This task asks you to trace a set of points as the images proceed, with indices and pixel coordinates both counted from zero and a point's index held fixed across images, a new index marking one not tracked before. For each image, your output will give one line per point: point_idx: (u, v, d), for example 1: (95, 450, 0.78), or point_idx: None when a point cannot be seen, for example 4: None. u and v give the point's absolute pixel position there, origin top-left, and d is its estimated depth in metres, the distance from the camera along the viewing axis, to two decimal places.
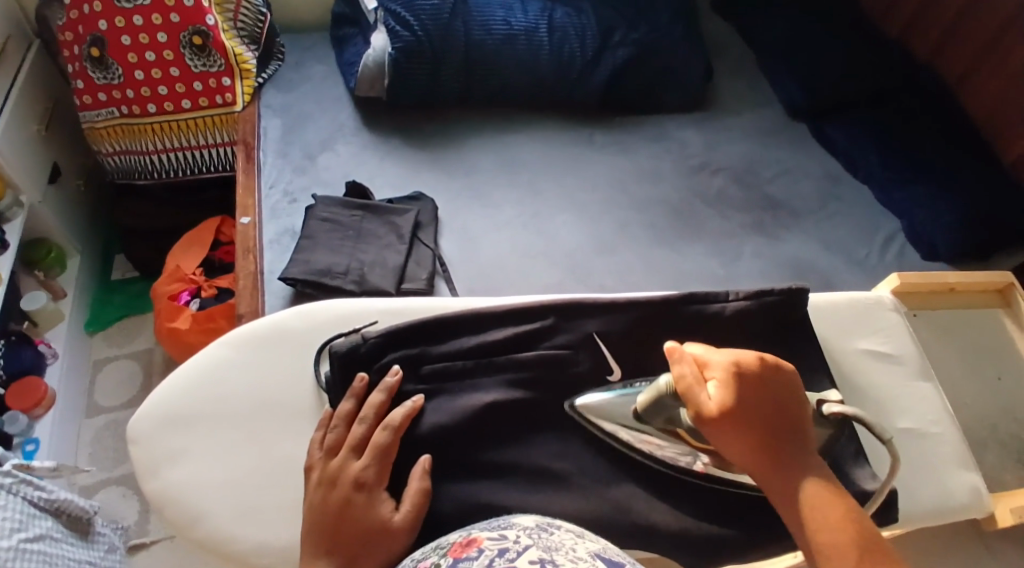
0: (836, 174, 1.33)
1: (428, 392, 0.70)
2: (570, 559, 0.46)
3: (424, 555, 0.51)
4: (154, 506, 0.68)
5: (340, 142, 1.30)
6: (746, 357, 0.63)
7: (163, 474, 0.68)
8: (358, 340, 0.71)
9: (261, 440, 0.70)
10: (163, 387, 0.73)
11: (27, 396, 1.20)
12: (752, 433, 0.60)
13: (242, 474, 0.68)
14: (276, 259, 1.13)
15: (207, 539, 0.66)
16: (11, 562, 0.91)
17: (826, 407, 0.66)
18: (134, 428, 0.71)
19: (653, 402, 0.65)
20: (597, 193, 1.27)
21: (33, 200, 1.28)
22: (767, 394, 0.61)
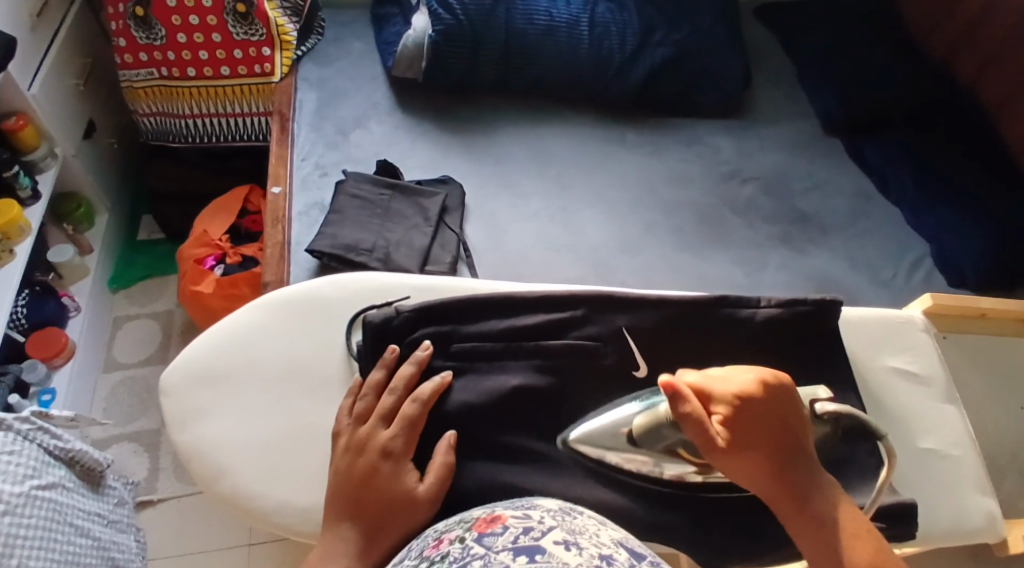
0: (868, 191, 1.32)
1: (456, 369, 0.71)
2: (594, 543, 0.47)
3: (448, 527, 0.52)
4: (180, 458, 0.69)
5: (375, 121, 1.31)
6: (748, 384, 0.61)
7: (192, 427, 0.69)
8: (392, 313, 0.72)
9: (289, 404, 0.70)
10: (198, 342, 0.74)
11: (47, 346, 1.22)
12: (760, 462, 0.59)
13: (268, 434, 0.69)
14: (304, 231, 1.13)
15: (230, 494, 0.67)
16: (22, 508, 0.92)
17: (818, 406, 0.64)
18: (167, 379, 0.72)
19: (651, 428, 0.62)
20: (626, 191, 1.28)
21: (67, 152, 1.29)
22: (772, 422, 0.60)
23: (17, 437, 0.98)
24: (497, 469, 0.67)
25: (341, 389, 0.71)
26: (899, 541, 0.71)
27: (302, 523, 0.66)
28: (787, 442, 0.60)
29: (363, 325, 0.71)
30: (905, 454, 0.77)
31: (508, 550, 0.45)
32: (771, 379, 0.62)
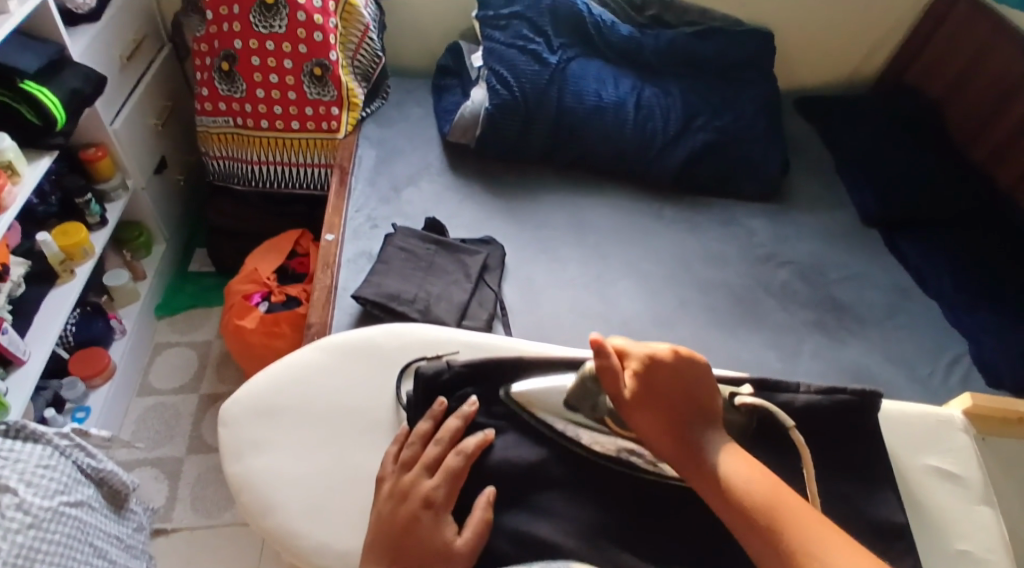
0: (906, 287, 1.34)
1: (498, 427, 0.73)
2: None
3: None
4: (231, 488, 0.72)
5: (427, 180, 1.36)
6: (661, 351, 0.67)
7: (246, 459, 0.72)
8: (443, 366, 0.74)
9: (338, 445, 0.73)
10: (258, 378, 0.77)
11: (89, 364, 1.25)
12: (664, 419, 0.64)
13: (316, 473, 0.71)
14: (350, 277, 1.18)
15: (274, 528, 0.69)
16: (48, 523, 0.90)
17: (737, 398, 0.72)
18: (227, 411, 0.75)
19: (581, 387, 0.70)
20: (663, 267, 1.31)
21: (137, 185, 1.36)
22: (677, 383, 0.65)
23: (55, 451, 0.96)
24: (533, 526, 0.68)
25: (386, 436, 0.74)
26: None
27: (340, 565, 0.67)
28: (687, 404, 0.65)
29: (415, 376, 0.74)
30: (939, 553, 0.77)
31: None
32: (686, 352, 0.68)
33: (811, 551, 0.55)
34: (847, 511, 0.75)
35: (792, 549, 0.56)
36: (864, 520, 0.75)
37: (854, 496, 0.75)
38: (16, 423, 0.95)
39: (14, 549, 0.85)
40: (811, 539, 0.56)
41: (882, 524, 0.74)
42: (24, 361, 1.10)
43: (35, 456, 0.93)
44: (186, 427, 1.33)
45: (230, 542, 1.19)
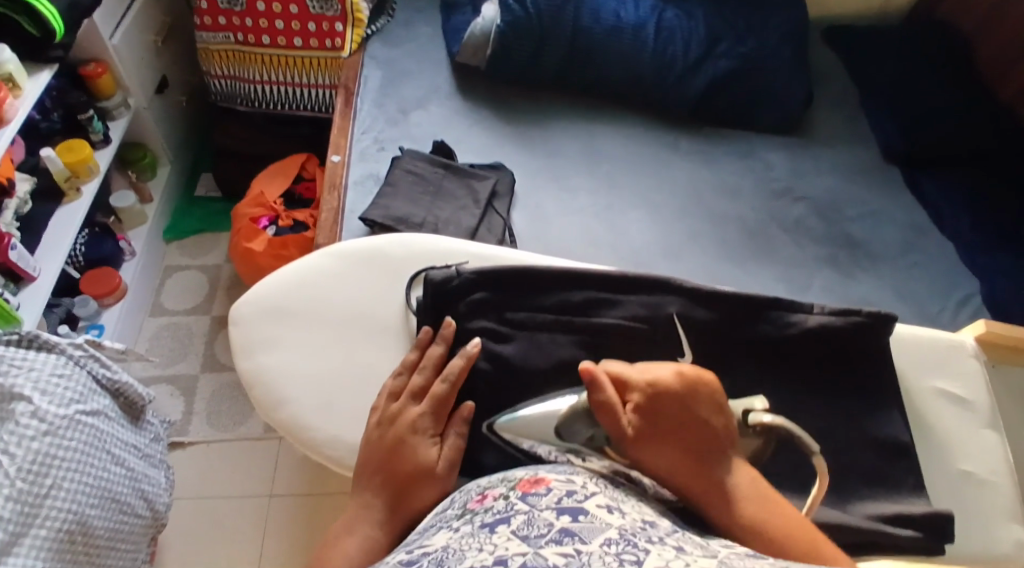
0: (923, 225, 1.32)
1: (507, 334, 0.72)
2: (632, 510, 0.52)
3: (493, 483, 0.58)
4: (245, 384, 0.71)
5: (436, 103, 1.34)
6: (664, 375, 0.62)
7: (257, 355, 0.72)
8: (453, 273, 0.73)
9: (348, 346, 0.72)
10: (269, 279, 0.76)
11: (101, 283, 1.26)
12: (673, 455, 0.58)
13: (328, 371, 0.71)
14: (358, 199, 1.17)
15: (287, 421, 0.69)
16: (64, 430, 0.91)
17: (751, 415, 0.64)
18: (238, 309, 0.74)
19: (572, 418, 0.62)
20: (674, 199, 1.30)
21: (139, 104, 1.34)
22: (684, 412, 0.60)
23: (69, 361, 0.95)
24: None
25: (393, 342, 0.72)
26: (931, 547, 0.71)
27: (352, 457, 0.68)
28: (699, 432, 0.60)
29: (425, 281, 0.73)
30: (941, 473, 0.77)
31: (550, 509, 0.49)
32: (692, 371, 0.63)
33: None
34: (851, 429, 0.75)
35: None
36: (869, 439, 0.75)
37: (857, 416, 0.76)
38: (29, 332, 0.94)
39: (30, 456, 0.87)
40: None
41: (883, 442, 0.75)
42: (35, 278, 1.11)
43: (50, 365, 0.93)
44: (199, 346, 1.34)
45: (247, 454, 1.24)
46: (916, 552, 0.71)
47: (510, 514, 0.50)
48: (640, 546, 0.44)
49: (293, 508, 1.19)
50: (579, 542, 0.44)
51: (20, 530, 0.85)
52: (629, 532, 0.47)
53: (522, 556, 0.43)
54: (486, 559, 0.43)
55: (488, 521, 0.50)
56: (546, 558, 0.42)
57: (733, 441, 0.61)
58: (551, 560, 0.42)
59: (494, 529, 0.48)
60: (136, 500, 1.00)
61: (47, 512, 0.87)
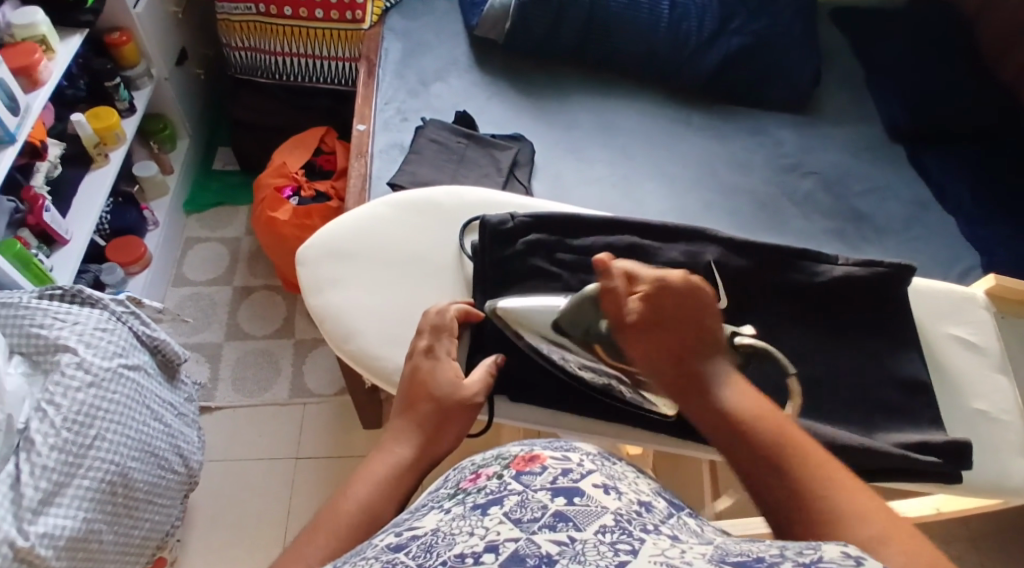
0: (925, 200, 1.38)
1: (558, 274, 0.75)
2: (630, 487, 0.53)
3: (487, 461, 0.58)
4: (313, 319, 0.74)
5: (456, 75, 1.36)
6: (673, 274, 0.66)
7: (325, 293, 0.74)
8: (507, 217, 0.76)
9: (410, 284, 0.74)
10: (333, 224, 0.79)
11: (125, 252, 1.28)
12: (664, 342, 0.63)
13: (390, 305, 0.73)
14: (384, 167, 1.20)
15: (356, 353, 0.72)
16: (107, 383, 0.99)
17: (738, 338, 0.69)
18: (304, 251, 0.77)
19: (576, 309, 0.69)
20: (688, 172, 1.34)
21: (161, 75, 1.35)
22: (685, 307, 0.64)
23: (112, 316, 1.04)
24: None
25: (451, 281, 0.75)
26: (950, 473, 0.75)
27: None
28: (693, 326, 0.63)
29: (482, 225, 0.76)
30: (955, 411, 0.81)
31: (545, 491, 0.49)
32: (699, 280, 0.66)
33: (819, 490, 0.50)
34: (878, 373, 0.79)
35: (800, 484, 0.51)
36: (890, 378, 0.79)
37: (884, 358, 0.79)
38: (71, 289, 1.02)
39: (75, 406, 0.95)
40: (829, 485, 0.50)
41: (906, 382, 0.79)
42: (68, 241, 1.15)
43: (94, 320, 1.02)
44: (222, 315, 1.37)
45: (272, 419, 1.28)
46: (933, 477, 0.75)
47: (502, 493, 0.49)
48: (635, 534, 0.45)
49: (319, 469, 1.24)
50: (573, 530, 0.44)
51: (64, 480, 0.92)
52: (625, 518, 0.46)
53: (515, 544, 0.42)
54: (478, 544, 0.43)
55: (480, 502, 0.50)
56: (540, 547, 0.42)
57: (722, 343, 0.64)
58: (545, 549, 0.42)
59: (486, 509, 0.47)
60: (172, 454, 1.08)
61: (91, 463, 0.95)
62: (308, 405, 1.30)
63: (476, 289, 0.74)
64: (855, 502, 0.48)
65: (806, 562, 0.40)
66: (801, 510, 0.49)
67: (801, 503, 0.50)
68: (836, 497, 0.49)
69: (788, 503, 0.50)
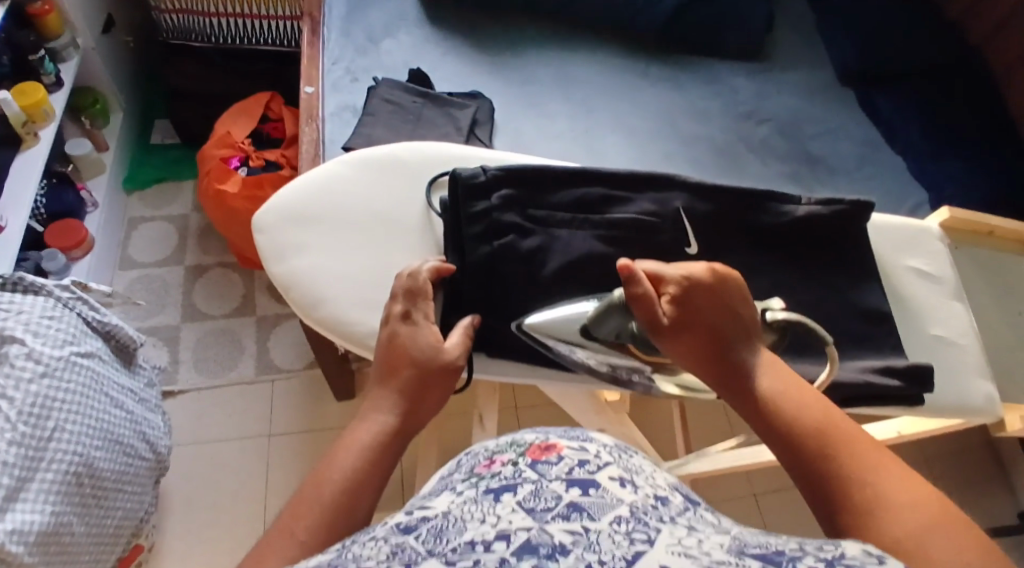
0: (876, 141, 1.41)
1: (531, 230, 0.72)
2: (649, 483, 0.49)
3: (501, 448, 0.55)
4: (276, 288, 0.69)
5: (405, 31, 1.31)
6: (698, 269, 0.63)
7: (288, 259, 0.69)
8: (478, 170, 0.72)
9: (378, 246, 0.70)
10: (288, 187, 0.73)
11: (66, 235, 1.21)
12: (700, 343, 0.60)
13: (359, 270, 0.69)
14: (337, 131, 1.15)
15: (326, 320, 0.67)
16: (60, 372, 0.94)
17: (770, 314, 0.67)
18: (260, 218, 0.71)
19: (603, 313, 0.64)
20: (647, 123, 1.33)
21: (88, 45, 1.26)
22: (717, 301, 0.62)
23: (58, 303, 0.98)
24: None
25: (420, 240, 0.71)
26: (914, 396, 0.78)
27: None
28: (728, 320, 0.61)
29: (452, 179, 0.71)
30: (916, 340, 0.85)
31: (560, 480, 0.47)
32: (725, 269, 0.64)
33: (866, 478, 0.48)
34: (843, 305, 0.81)
35: (847, 475, 0.49)
36: (854, 309, 0.81)
37: (845, 289, 0.82)
38: (14, 276, 0.95)
39: (29, 398, 0.90)
40: (883, 474, 0.48)
41: (868, 314, 0.81)
42: (2, 228, 1.07)
43: (38, 308, 0.96)
44: (177, 296, 1.32)
45: (239, 401, 1.25)
46: (899, 401, 0.78)
47: (517, 480, 0.47)
48: (652, 525, 0.42)
49: (291, 446, 1.21)
50: (588, 519, 0.42)
51: (26, 475, 0.88)
52: (640, 509, 0.44)
53: (527, 532, 0.40)
54: (488, 532, 0.41)
55: (493, 487, 0.47)
56: (552, 536, 0.40)
57: (758, 334, 0.63)
58: (558, 538, 0.39)
59: (498, 497, 0.45)
60: (139, 441, 1.04)
61: (52, 455, 0.91)
62: (277, 381, 1.26)
63: (451, 250, 0.70)
64: (898, 489, 0.47)
65: (825, 559, 0.39)
66: (850, 504, 0.48)
67: (848, 498, 0.48)
68: (883, 489, 0.47)
69: (840, 500, 0.48)
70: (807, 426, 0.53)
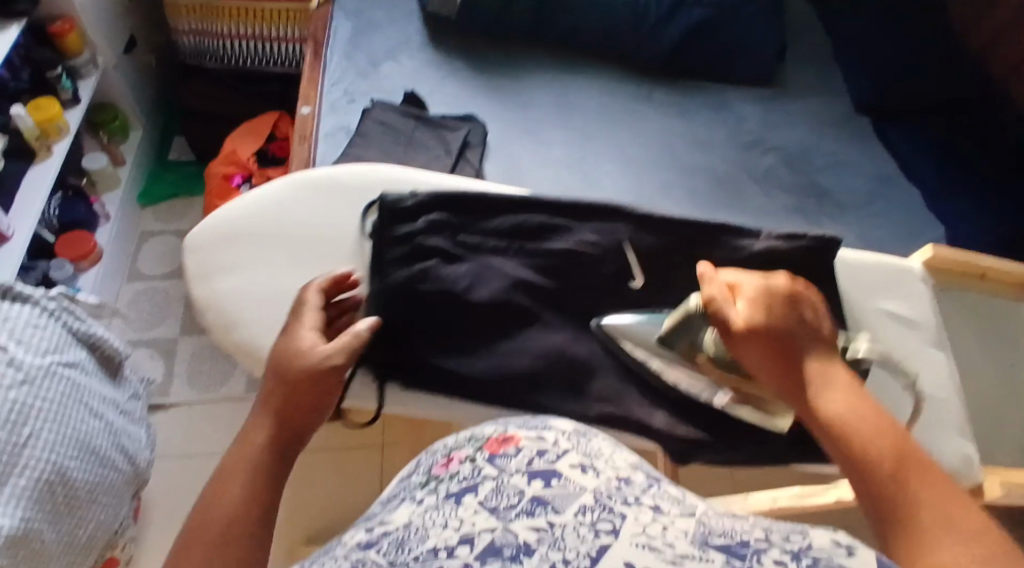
0: (891, 173, 1.36)
1: (458, 256, 0.74)
2: (611, 465, 0.46)
3: (458, 444, 0.51)
4: (195, 310, 0.71)
5: (407, 56, 1.33)
6: (776, 278, 0.64)
7: (212, 280, 0.72)
8: (407, 195, 0.75)
9: (300, 269, 0.72)
10: (224, 209, 0.76)
11: (74, 246, 1.28)
12: (768, 350, 0.61)
13: (278, 293, 0.71)
14: (328, 152, 1.18)
15: (241, 342, 0.69)
16: (40, 378, 1.00)
17: (854, 345, 0.70)
18: (193, 238, 0.74)
19: (680, 323, 0.67)
20: (645, 151, 1.32)
21: (108, 64, 1.33)
22: (791, 311, 0.62)
23: (45, 313, 1.05)
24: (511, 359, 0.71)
25: (345, 264, 0.73)
26: None
27: None
28: (802, 330, 0.61)
29: (379, 203, 0.75)
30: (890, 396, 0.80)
31: (521, 473, 0.44)
32: (805, 284, 0.65)
33: (926, 512, 0.48)
34: None
35: (911, 505, 0.49)
36: None
37: None
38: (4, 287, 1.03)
39: (8, 403, 0.96)
40: (940, 507, 0.48)
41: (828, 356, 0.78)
42: (9, 237, 1.14)
43: (25, 317, 1.03)
44: (177, 309, 1.38)
45: (230, 412, 1.28)
46: None
47: (477, 479, 0.44)
48: (616, 509, 0.39)
49: None
50: (552, 513, 0.39)
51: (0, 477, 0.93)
52: (604, 494, 0.41)
53: (492, 533, 0.37)
54: (451, 537, 0.38)
55: (453, 491, 0.44)
56: (516, 535, 0.37)
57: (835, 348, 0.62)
58: (523, 537, 0.37)
59: (459, 499, 0.42)
60: (117, 454, 1.09)
61: (26, 462, 0.96)
62: None
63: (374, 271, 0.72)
64: (939, 499, 0.48)
65: (791, 550, 0.36)
66: (911, 532, 0.47)
67: (908, 525, 0.48)
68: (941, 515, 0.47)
69: (903, 525, 0.48)
70: (879, 446, 0.53)
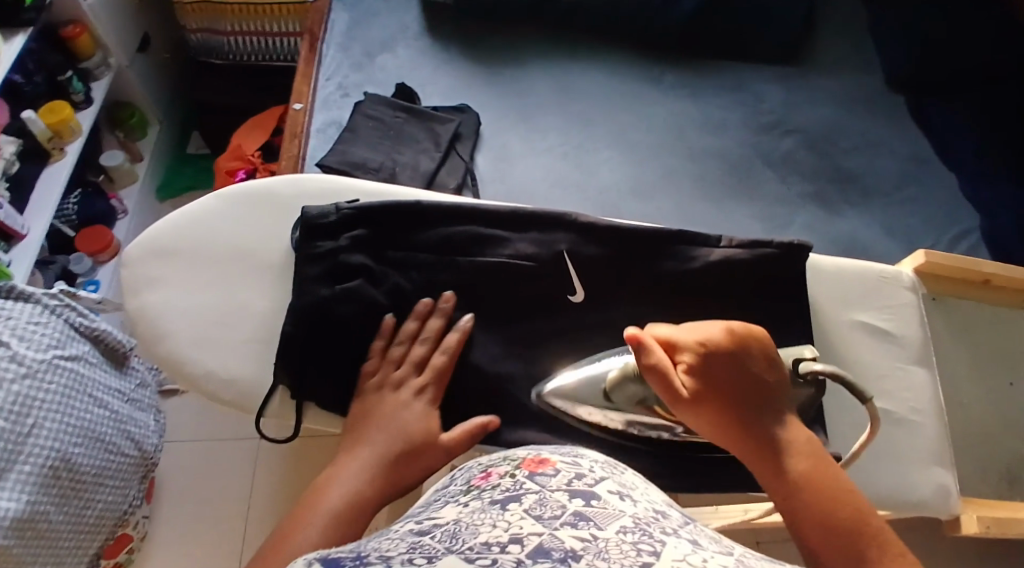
0: (925, 156, 1.26)
1: (379, 272, 0.75)
2: (646, 499, 0.46)
3: (494, 462, 0.50)
4: (130, 320, 0.76)
5: (403, 45, 1.32)
6: (712, 332, 0.62)
7: (143, 294, 0.76)
8: (330, 209, 0.76)
9: (227, 285, 0.76)
10: (160, 222, 0.79)
11: (95, 241, 1.33)
12: (716, 415, 0.59)
13: (204, 309, 0.75)
14: (319, 147, 1.18)
15: (167, 355, 0.74)
16: (42, 373, 1.03)
17: (802, 365, 0.66)
18: (127, 251, 0.78)
19: (621, 378, 0.67)
20: (651, 136, 1.26)
21: (122, 64, 1.37)
22: (734, 366, 0.61)
23: (45, 310, 1.08)
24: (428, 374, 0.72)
25: (270, 279, 0.76)
26: None
27: (225, 388, 0.73)
28: (746, 387, 0.60)
29: (302, 219, 0.76)
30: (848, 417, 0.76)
31: (563, 490, 0.43)
32: (741, 329, 0.64)
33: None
34: None
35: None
36: None
37: None
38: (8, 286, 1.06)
39: (11, 397, 0.99)
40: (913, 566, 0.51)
41: None
42: (24, 235, 1.20)
43: (27, 313, 1.05)
44: None
45: None
46: None
47: (519, 491, 0.43)
48: (656, 536, 0.39)
49: None
50: (595, 528, 0.39)
51: (5, 466, 0.98)
52: (643, 521, 0.41)
53: (539, 536, 0.37)
54: (501, 535, 0.37)
55: (496, 499, 0.44)
56: (564, 541, 0.36)
57: (781, 399, 0.62)
58: (570, 543, 0.36)
59: (504, 505, 0.42)
60: (121, 439, 1.14)
61: (30, 449, 1.00)
62: None
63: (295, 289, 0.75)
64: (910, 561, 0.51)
65: None
66: None
67: None
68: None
69: None
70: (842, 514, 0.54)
